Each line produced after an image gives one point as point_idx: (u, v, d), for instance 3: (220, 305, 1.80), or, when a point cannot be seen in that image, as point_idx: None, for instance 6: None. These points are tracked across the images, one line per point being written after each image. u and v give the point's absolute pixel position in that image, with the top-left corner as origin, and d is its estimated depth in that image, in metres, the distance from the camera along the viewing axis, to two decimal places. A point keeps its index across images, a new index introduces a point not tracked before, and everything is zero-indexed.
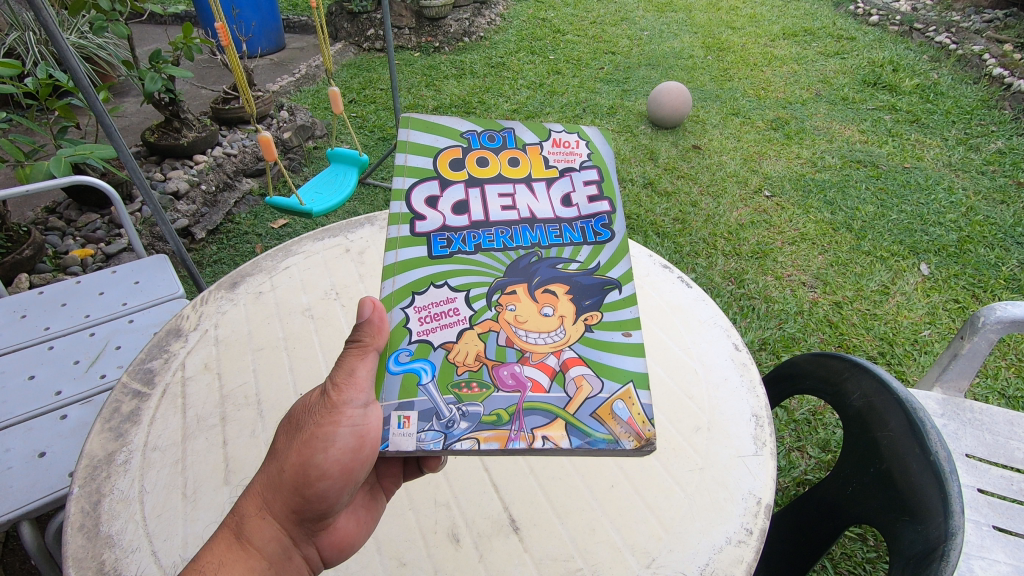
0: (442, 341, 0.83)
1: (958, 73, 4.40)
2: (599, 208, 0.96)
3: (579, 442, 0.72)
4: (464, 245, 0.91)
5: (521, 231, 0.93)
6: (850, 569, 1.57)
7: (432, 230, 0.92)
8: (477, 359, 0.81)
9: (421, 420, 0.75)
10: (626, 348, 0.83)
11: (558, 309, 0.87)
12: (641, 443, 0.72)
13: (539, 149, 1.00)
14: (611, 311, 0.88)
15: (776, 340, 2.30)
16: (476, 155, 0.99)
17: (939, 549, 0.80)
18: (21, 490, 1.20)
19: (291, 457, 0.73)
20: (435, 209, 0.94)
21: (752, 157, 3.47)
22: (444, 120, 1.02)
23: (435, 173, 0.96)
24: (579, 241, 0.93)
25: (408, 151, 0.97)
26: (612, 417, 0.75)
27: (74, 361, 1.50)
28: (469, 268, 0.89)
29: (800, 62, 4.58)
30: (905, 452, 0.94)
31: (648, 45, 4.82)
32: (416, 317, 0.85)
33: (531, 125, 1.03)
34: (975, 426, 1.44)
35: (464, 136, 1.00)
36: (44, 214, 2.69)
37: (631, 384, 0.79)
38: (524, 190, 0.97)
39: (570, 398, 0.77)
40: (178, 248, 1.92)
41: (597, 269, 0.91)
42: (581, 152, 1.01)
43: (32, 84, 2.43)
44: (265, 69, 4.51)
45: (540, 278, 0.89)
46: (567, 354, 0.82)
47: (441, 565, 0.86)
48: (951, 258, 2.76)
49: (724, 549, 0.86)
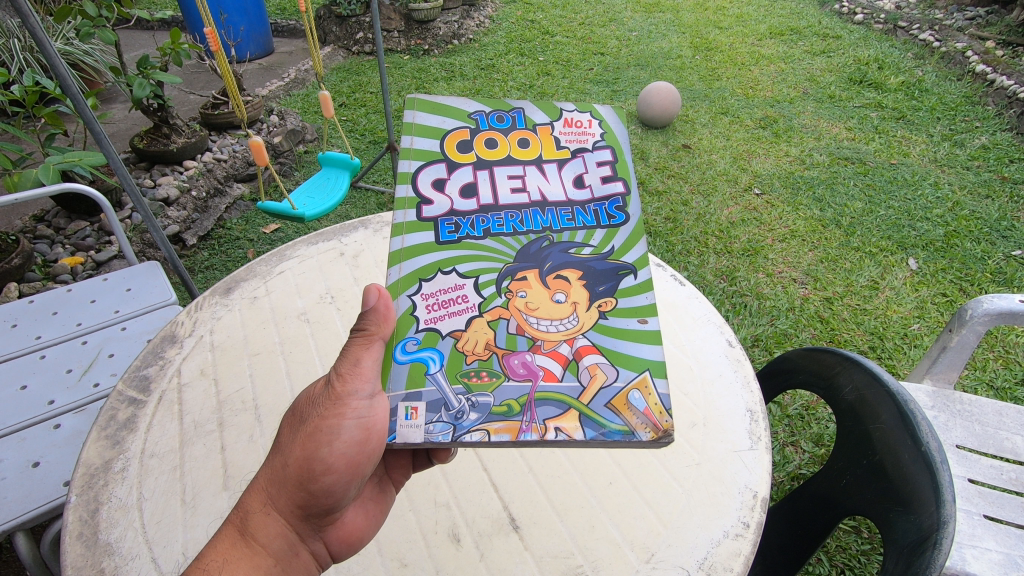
0: (450, 330, 0.83)
1: (942, 70, 4.46)
2: (613, 189, 0.96)
3: (593, 434, 0.73)
4: (473, 230, 0.91)
5: (532, 215, 0.93)
6: (845, 561, 1.59)
7: (439, 216, 0.92)
8: (486, 348, 0.82)
9: (429, 412, 0.75)
10: (642, 335, 0.85)
11: (570, 296, 0.88)
12: (658, 434, 0.73)
13: (550, 130, 1.00)
14: (625, 297, 0.89)
15: (768, 337, 2.32)
16: (485, 137, 0.98)
17: (930, 537, 0.82)
18: (15, 500, 1.20)
19: (295, 453, 0.73)
20: (442, 192, 0.94)
21: (742, 155, 3.50)
22: (450, 101, 1.01)
23: (443, 157, 0.95)
24: (591, 225, 0.94)
25: (414, 133, 0.97)
26: (627, 407, 0.76)
27: (67, 370, 1.49)
28: (477, 254, 0.90)
29: (788, 61, 4.62)
30: (897, 444, 0.95)
31: (637, 46, 4.85)
32: (423, 305, 0.85)
33: (542, 104, 1.03)
34: (964, 417, 1.46)
35: (472, 116, 1.00)
36: (32, 223, 2.67)
37: (647, 372, 0.81)
38: (535, 172, 0.96)
39: (584, 388, 0.78)
40: (170, 255, 1.90)
41: (611, 252, 0.92)
42: (594, 131, 1.00)
43: (18, 92, 2.41)
44: (254, 74, 4.49)
45: (551, 264, 0.89)
46: (581, 342, 0.83)
47: (443, 565, 0.86)
48: (938, 253, 2.80)
49: (721, 542, 0.87)
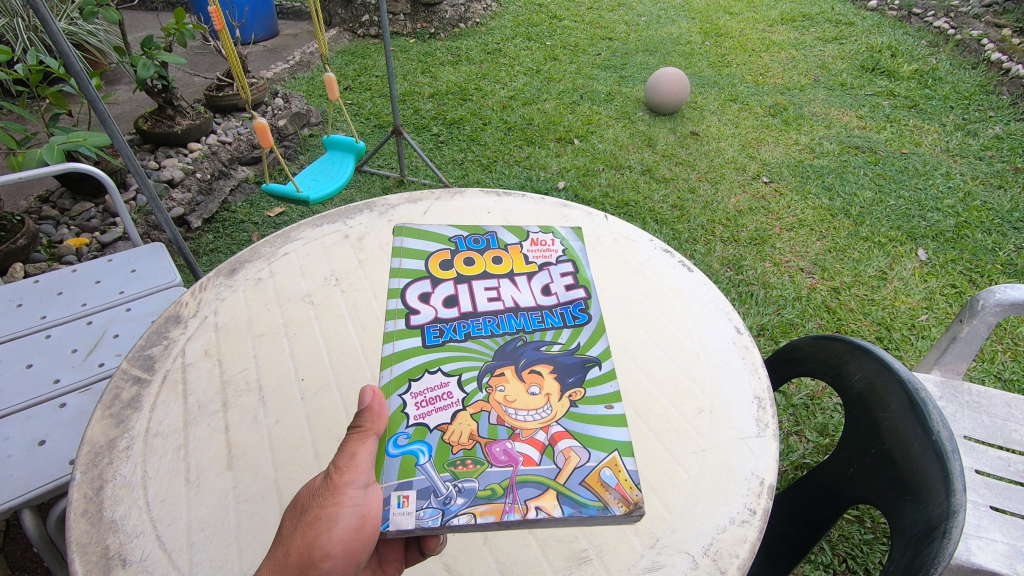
0: (438, 423, 0.96)
1: (956, 58, 4.39)
2: (575, 295, 1.24)
3: (570, 511, 0.84)
4: (456, 334, 1.13)
5: (508, 318, 1.17)
6: (848, 550, 1.60)
7: (426, 322, 1.16)
8: (470, 438, 0.94)
9: (419, 499, 0.85)
10: (608, 419, 0.98)
11: (543, 388, 1.03)
12: (630, 508, 0.85)
13: (518, 250, 1.35)
14: (593, 386, 1.04)
15: (775, 326, 2.31)
16: (463, 257, 1.32)
17: (940, 526, 0.81)
18: (22, 478, 1.20)
19: (297, 540, 0.68)
20: (429, 303, 1.20)
21: (751, 143, 3.46)
22: (433, 229, 1.43)
23: (428, 274, 1.28)
24: (560, 324, 1.16)
25: (402, 255, 1.35)
26: (601, 485, 0.88)
27: (72, 350, 1.49)
28: (461, 355, 1.08)
29: (799, 48, 4.56)
30: (907, 433, 0.94)
31: (646, 31, 4.78)
32: (413, 403, 1.00)
33: (511, 230, 1.42)
34: (973, 408, 1.45)
35: (452, 240, 1.38)
36: (38, 203, 2.66)
37: (617, 453, 0.93)
38: (507, 284, 1.25)
39: (561, 469, 0.90)
40: (174, 237, 1.89)
41: (578, 348, 1.11)
42: (556, 250, 1.35)
43: (22, 71, 2.39)
44: (259, 56, 4.46)
45: (526, 360, 1.07)
46: (554, 429, 0.96)
47: (447, 547, 0.85)
48: (948, 243, 2.77)
49: (727, 529, 0.86)
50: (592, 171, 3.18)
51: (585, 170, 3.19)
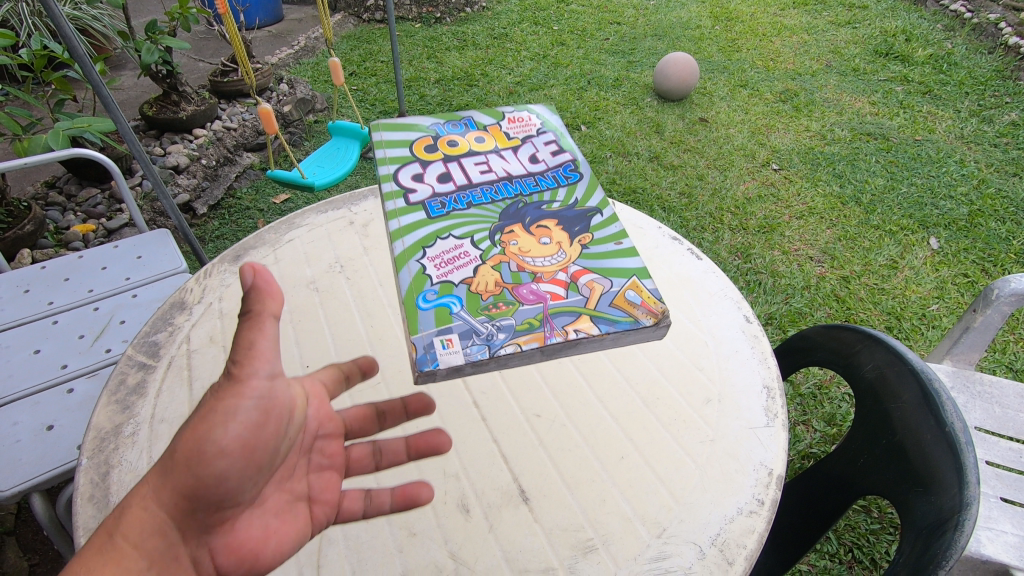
0: (462, 278, 0.85)
1: (973, 43, 4.29)
2: (562, 159, 1.05)
3: (607, 327, 0.78)
4: (456, 206, 0.95)
5: (503, 187, 0.98)
6: (854, 540, 1.59)
7: (424, 200, 0.95)
8: (497, 285, 0.84)
9: (463, 339, 0.76)
10: (621, 253, 0.90)
11: (553, 237, 0.92)
12: (658, 318, 0.80)
13: (498, 128, 1.09)
14: (599, 230, 0.94)
15: (783, 315, 2.29)
16: (446, 140, 1.05)
17: (952, 519, 0.79)
18: (30, 462, 1.21)
19: (184, 434, 0.58)
20: (422, 183, 0.98)
21: (760, 130, 3.41)
22: (408, 120, 1.08)
23: (413, 158, 1.02)
24: (554, 187, 1.00)
25: (385, 145, 1.03)
26: (628, 304, 0.82)
27: (79, 335, 1.49)
28: (468, 219, 0.93)
29: (811, 32, 4.47)
30: (919, 424, 0.92)
31: (655, 15, 4.70)
32: (432, 265, 0.86)
33: (484, 112, 1.13)
34: (985, 399, 1.43)
35: (431, 128, 1.08)
36: (44, 189, 2.67)
37: (635, 277, 0.87)
38: (497, 158, 1.03)
39: (587, 297, 0.82)
40: (180, 223, 1.88)
41: (576, 203, 0.97)
42: (534, 122, 1.11)
43: (26, 56, 2.37)
44: (263, 41, 4.42)
45: (531, 217, 0.94)
46: (574, 268, 0.87)
47: (452, 535, 0.84)
48: (961, 232, 2.72)
49: (735, 519, 0.85)
50: (599, 157, 3.15)
51: (592, 157, 3.15)
